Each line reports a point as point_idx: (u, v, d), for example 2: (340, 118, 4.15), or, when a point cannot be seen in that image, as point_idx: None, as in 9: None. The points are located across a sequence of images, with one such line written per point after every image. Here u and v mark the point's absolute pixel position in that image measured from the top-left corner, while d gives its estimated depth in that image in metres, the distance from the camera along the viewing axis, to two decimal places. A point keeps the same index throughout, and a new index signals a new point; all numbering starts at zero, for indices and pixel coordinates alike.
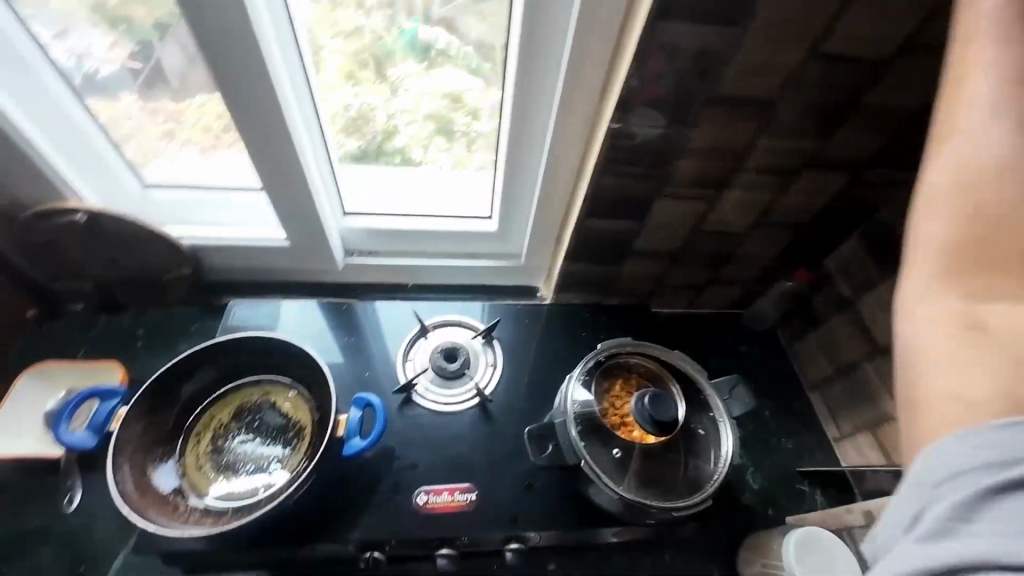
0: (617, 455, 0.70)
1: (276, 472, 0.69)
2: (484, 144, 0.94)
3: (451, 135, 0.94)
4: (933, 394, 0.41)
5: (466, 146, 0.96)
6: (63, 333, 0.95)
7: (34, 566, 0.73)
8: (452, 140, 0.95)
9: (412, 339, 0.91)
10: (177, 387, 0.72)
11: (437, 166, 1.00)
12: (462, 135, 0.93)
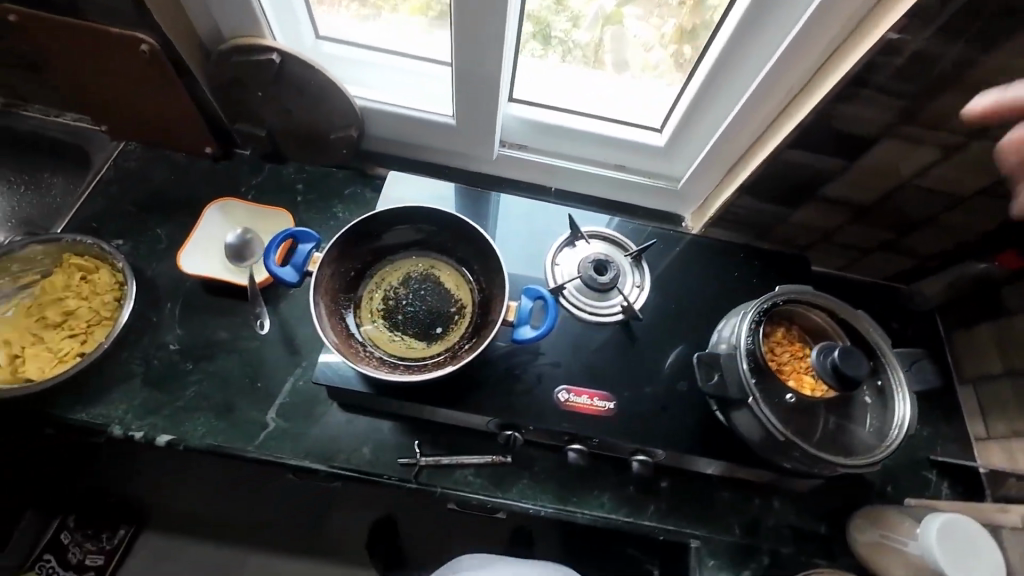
0: (789, 401, 0.68)
1: (441, 341, 0.73)
2: (579, 56, 0.91)
3: (548, 41, 0.88)
4: None
5: (561, 55, 0.91)
6: (234, 173, 1.00)
7: (219, 371, 0.83)
8: (549, 47, 0.89)
9: (562, 243, 0.89)
10: (362, 243, 0.74)
11: (530, 71, 0.94)
12: (559, 43, 0.88)
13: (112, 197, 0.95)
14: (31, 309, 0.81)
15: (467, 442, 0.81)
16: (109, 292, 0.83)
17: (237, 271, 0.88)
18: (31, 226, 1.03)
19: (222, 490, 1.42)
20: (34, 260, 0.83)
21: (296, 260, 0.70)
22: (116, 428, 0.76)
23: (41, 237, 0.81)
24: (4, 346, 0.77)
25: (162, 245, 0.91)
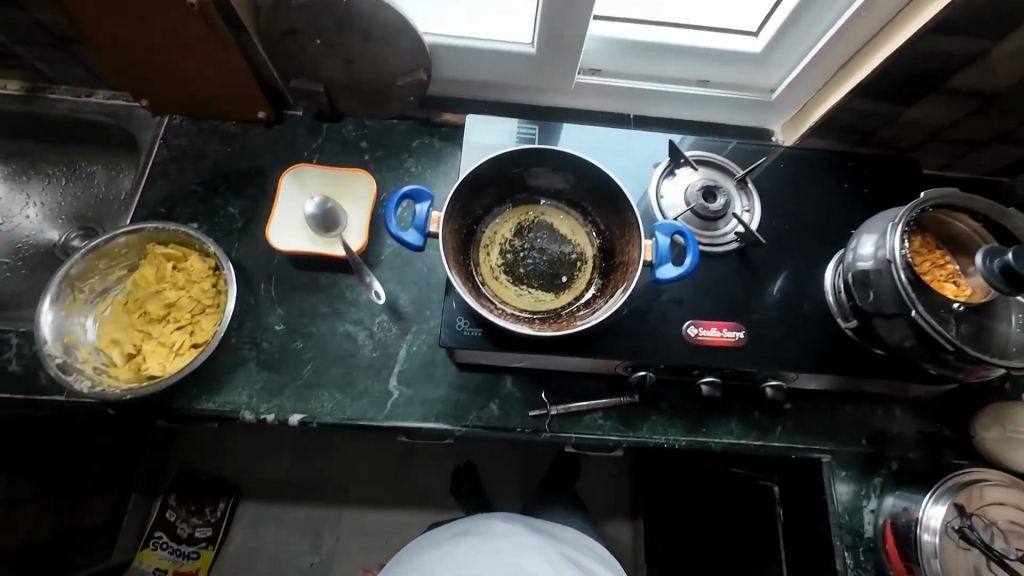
0: (959, 309, 0.66)
1: (569, 289, 0.70)
2: None
3: None
4: None
5: None
6: (292, 136, 0.94)
7: (329, 345, 0.81)
8: None
9: (661, 174, 0.84)
10: (472, 198, 0.70)
11: None
12: None
13: (172, 178, 0.89)
14: (132, 306, 0.78)
15: (590, 387, 0.80)
16: (205, 279, 0.79)
17: (326, 242, 0.83)
18: (83, 220, 1.01)
19: (311, 455, 1.48)
20: (120, 254, 0.80)
21: (416, 222, 0.66)
22: (247, 413, 0.76)
23: (123, 229, 0.77)
24: (117, 346, 0.76)
25: (239, 224, 0.87)
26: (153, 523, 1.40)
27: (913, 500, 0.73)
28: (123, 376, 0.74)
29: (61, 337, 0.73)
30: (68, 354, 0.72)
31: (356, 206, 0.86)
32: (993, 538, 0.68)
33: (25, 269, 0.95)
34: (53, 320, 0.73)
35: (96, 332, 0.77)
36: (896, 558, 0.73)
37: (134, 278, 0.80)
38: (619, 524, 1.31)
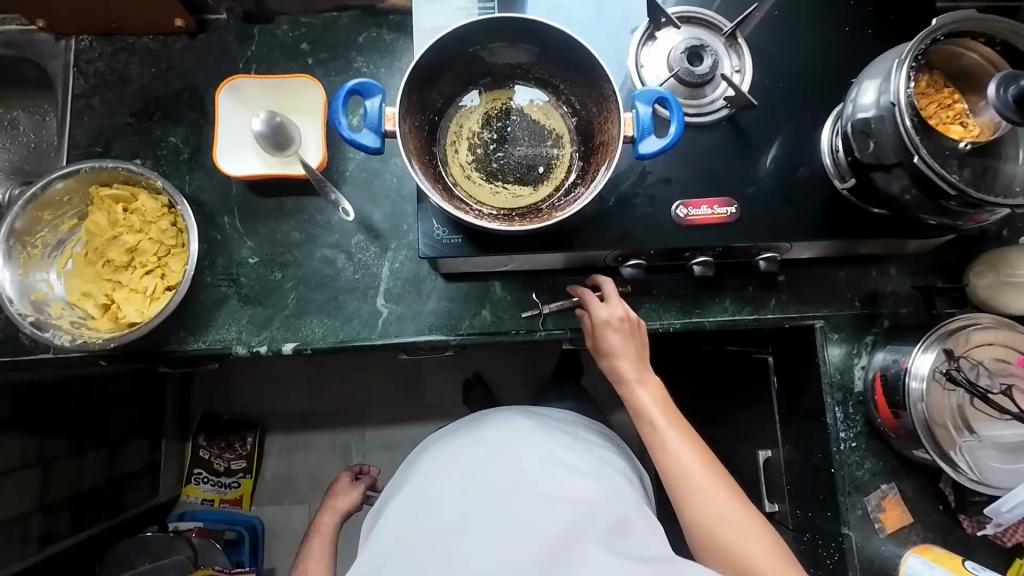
0: (965, 149, 0.61)
1: (548, 179, 0.65)
2: None
3: None
4: (651, 416, 0.69)
5: None
6: (221, 46, 0.82)
7: (309, 271, 0.78)
8: None
9: (640, 40, 0.75)
10: (427, 89, 0.63)
11: None
12: None
13: (100, 112, 0.80)
14: (93, 256, 0.74)
15: (580, 283, 0.79)
16: (162, 218, 0.74)
17: (283, 163, 0.76)
18: (22, 173, 0.93)
19: (325, 381, 1.54)
20: (64, 201, 0.73)
21: (370, 121, 0.59)
22: (238, 347, 0.75)
23: (57, 173, 0.70)
24: (90, 299, 0.73)
25: (186, 154, 0.80)
26: (190, 462, 1.50)
27: (901, 352, 0.74)
28: (102, 327, 0.71)
29: (28, 296, 0.70)
30: (41, 312, 0.70)
31: (306, 117, 0.77)
32: (977, 376, 0.70)
33: None
34: (13, 279, 0.70)
35: (64, 287, 0.74)
36: (882, 406, 0.76)
37: (87, 227, 0.75)
38: (625, 410, 1.38)
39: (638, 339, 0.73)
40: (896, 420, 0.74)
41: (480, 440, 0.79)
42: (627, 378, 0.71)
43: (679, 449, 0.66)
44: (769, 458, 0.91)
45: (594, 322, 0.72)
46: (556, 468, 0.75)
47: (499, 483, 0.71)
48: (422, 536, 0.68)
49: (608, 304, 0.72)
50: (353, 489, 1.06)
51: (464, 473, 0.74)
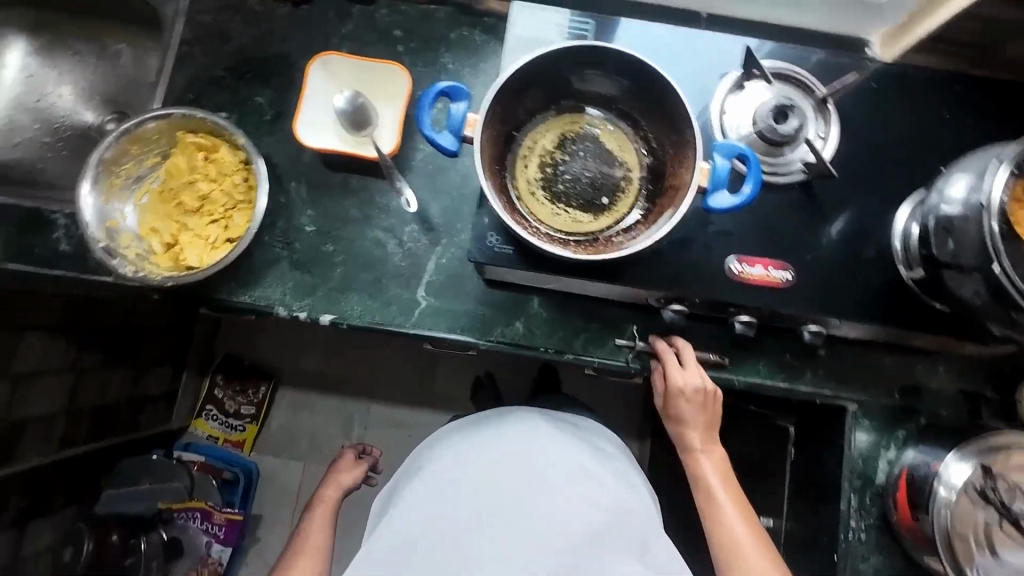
0: None
1: (610, 211, 0.65)
2: None
3: None
4: (707, 482, 0.76)
5: None
6: (320, 20, 0.86)
7: (360, 250, 0.81)
8: None
9: (728, 88, 0.74)
10: (510, 100, 0.63)
11: None
12: None
13: (198, 61, 0.85)
14: (167, 196, 0.78)
15: (616, 314, 0.79)
16: (236, 172, 0.77)
17: (355, 142, 0.79)
18: (116, 102, 1.02)
19: (344, 348, 1.59)
20: (152, 140, 0.78)
21: (452, 124, 0.59)
22: (280, 309, 0.78)
23: (152, 113, 0.74)
24: (157, 235, 0.77)
25: (268, 115, 0.83)
26: (204, 398, 1.58)
27: (934, 454, 0.71)
28: (163, 265, 0.75)
29: (104, 222, 0.75)
30: (112, 239, 0.74)
31: (387, 104, 0.80)
32: (1013, 498, 0.66)
33: (66, 150, 1.00)
34: (94, 204, 0.74)
35: (135, 219, 0.78)
36: (902, 504, 0.73)
37: (167, 167, 0.79)
38: (628, 441, 1.37)
39: (714, 409, 0.76)
40: (915, 522, 0.71)
41: (499, 435, 0.80)
42: (693, 441, 0.77)
43: (734, 520, 0.72)
44: (771, 526, 0.93)
45: (672, 388, 0.74)
46: (574, 475, 0.75)
47: (519, 484, 0.73)
48: (436, 527, 0.70)
49: (687, 372, 0.73)
50: (359, 467, 1.10)
51: (484, 467, 0.75)
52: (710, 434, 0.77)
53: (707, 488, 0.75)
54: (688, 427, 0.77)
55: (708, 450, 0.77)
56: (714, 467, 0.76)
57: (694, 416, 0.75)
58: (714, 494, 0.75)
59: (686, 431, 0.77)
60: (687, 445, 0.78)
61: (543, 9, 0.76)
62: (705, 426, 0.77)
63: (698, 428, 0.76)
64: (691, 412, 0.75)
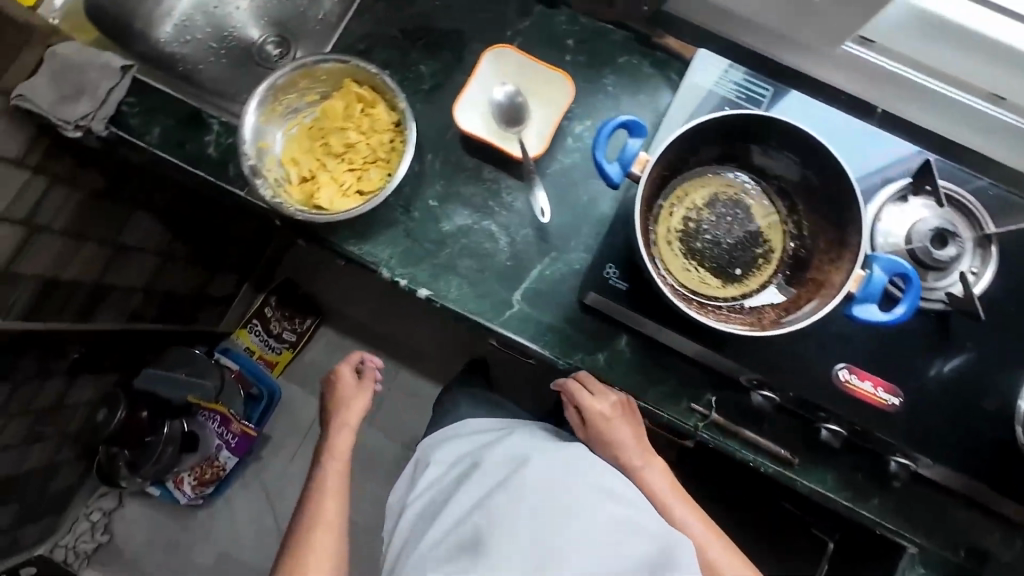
0: None
1: (741, 284, 0.64)
2: None
3: None
4: (657, 491, 0.81)
5: None
6: (501, 9, 0.87)
7: (473, 238, 0.82)
8: None
9: (891, 196, 0.72)
10: (680, 149, 0.63)
11: None
12: None
13: (378, 16, 0.88)
14: (318, 134, 0.82)
15: (697, 377, 0.78)
16: (385, 132, 0.80)
17: (503, 137, 0.81)
18: (282, 27, 1.08)
19: (397, 310, 1.64)
20: (320, 79, 0.81)
21: (623, 160, 0.60)
22: (383, 270, 0.81)
23: (333, 56, 0.77)
24: (297, 167, 0.81)
25: (426, 85, 0.86)
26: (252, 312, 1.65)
27: None
28: (296, 197, 0.79)
29: (258, 142, 0.78)
30: (260, 160, 0.78)
31: (542, 109, 0.81)
32: None
33: (226, 60, 1.06)
34: (254, 123, 0.78)
35: (282, 147, 0.82)
36: None
37: (324, 107, 0.82)
38: None
39: (635, 419, 0.85)
40: None
41: (523, 457, 0.79)
42: (632, 459, 0.83)
43: (692, 524, 0.79)
44: None
45: (590, 415, 0.82)
46: (605, 490, 0.75)
47: (557, 507, 0.72)
48: (497, 531, 0.70)
49: (598, 397, 0.81)
50: (362, 394, 1.00)
51: (520, 493, 0.73)
52: (645, 447, 0.84)
53: (664, 498, 0.81)
54: (618, 446, 0.83)
55: (648, 457, 0.84)
56: (659, 473, 0.83)
57: (618, 432, 0.83)
58: (671, 502, 0.81)
59: (619, 451, 0.83)
60: (626, 464, 0.83)
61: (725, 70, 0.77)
62: (635, 437, 0.84)
63: (633, 444, 0.83)
64: (615, 432, 0.82)
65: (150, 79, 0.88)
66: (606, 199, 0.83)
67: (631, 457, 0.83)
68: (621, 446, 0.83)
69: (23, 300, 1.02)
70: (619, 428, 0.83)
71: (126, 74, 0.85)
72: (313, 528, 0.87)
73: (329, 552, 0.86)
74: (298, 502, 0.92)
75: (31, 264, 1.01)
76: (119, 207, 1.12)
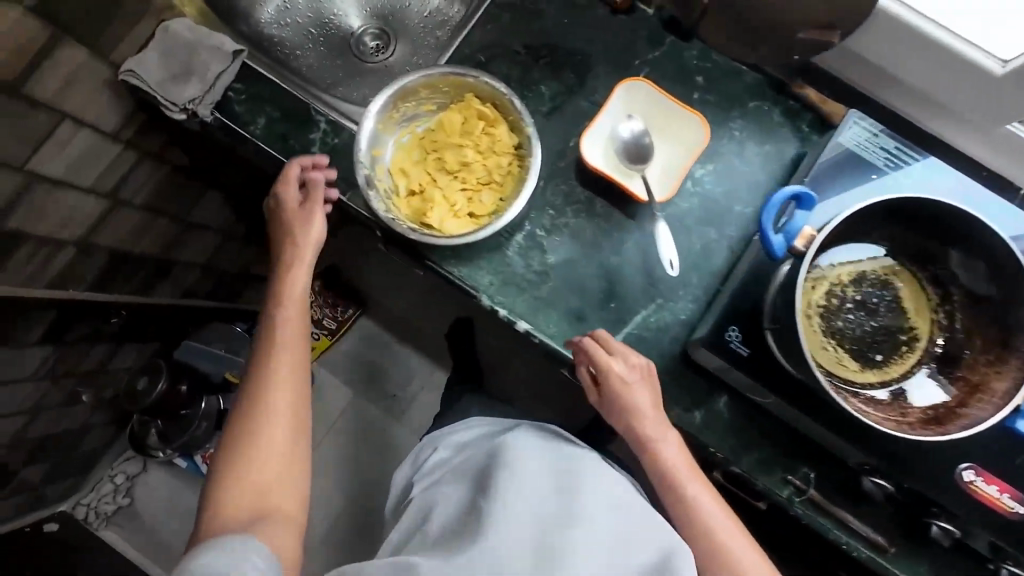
0: None
1: (881, 370, 0.61)
2: None
3: None
4: (673, 472, 0.71)
5: None
6: (631, 35, 0.83)
7: (577, 274, 0.79)
8: None
9: None
10: (844, 224, 0.59)
11: None
12: None
13: (501, 27, 0.83)
14: (431, 147, 0.78)
15: (796, 446, 0.75)
16: (504, 154, 0.76)
17: (627, 174, 0.77)
18: (385, 20, 1.04)
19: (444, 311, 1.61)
20: (441, 89, 0.77)
21: (787, 230, 0.57)
22: (483, 296, 0.78)
23: (462, 70, 0.73)
24: (406, 179, 0.78)
25: (545, 107, 0.82)
26: None
27: None
28: (403, 211, 0.75)
29: (372, 149, 0.75)
30: (372, 169, 0.74)
31: (669, 150, 0.77)
32: None
33: (323, 48, 1.02)
34: (372, 129, 0.75)
35: (391, 155, 0.78)
36: None
37: (439, 120, 0.79)
38: None
39: (655, 386, 0.73)
40: None
41: (521, 454, 0.74)
42: (651, 433, 0.71)
43: (707, 509, 0.70)
44: None
45: (608, 377, 0.72)
46: (601, 498, 0.70)
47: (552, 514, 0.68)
48: (496, 512, 0.67)
49: (620, 351, 0.72)
50: (309, 216, 0.76)
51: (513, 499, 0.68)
52: (664, 417, 0.72)
53: (675, 482, 0.71)
54: (636, 411, 0.71)
55: (668, 430, 0.72)
56: (677, 451, 0.72)
57: (633, 396, 0.71)
58: (690, 488, 0.71)
59: (636, 419, 0.71)
60: (641, 436, 0.71)
61: (856, 150, 0.74)
62: (654, 404, 0.72)
63: (652, 418, 0.72)
64: (635, 394, 0.71)
65: (256, 65, 0.85)
66: (721, 249, 0.79)
67: (648, 428, 0.71)
68: (640, 416, 0.71)
69: (95, 272, 1.00)
70: (638, 391, 0.72)
71: (235, 58, 0.81)
72: (249, 374, 0.73)
73: (276, 443, 0.71)
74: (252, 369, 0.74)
75: (108, 238, 0.98)
76: (195, 185, 1.10)
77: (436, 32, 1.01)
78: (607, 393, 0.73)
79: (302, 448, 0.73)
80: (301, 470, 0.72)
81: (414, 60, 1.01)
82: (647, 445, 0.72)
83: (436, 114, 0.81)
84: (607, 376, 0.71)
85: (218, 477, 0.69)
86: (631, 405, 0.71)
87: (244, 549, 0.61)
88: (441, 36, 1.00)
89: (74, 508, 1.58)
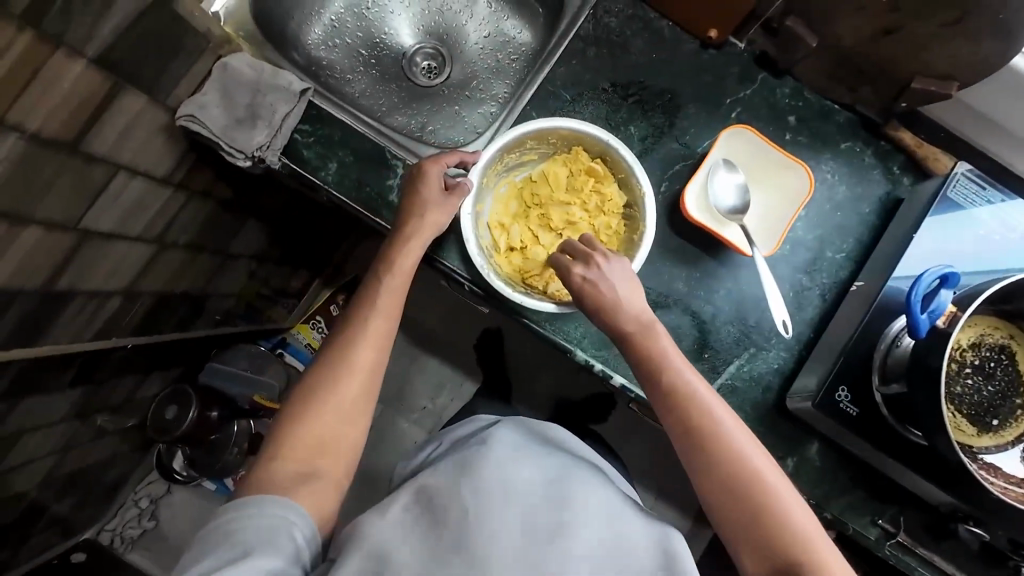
0: None
1: (998, 434, 0.63)
2: None
3: None
4: (697, 401, 0.60)
5: None
6: (722, 72, 0.79)
7: (671, 325, 0.77)
8: None
9: None
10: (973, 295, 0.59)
11: None
12: None
13: (586, 61, 0.79)
14: (533, 201, 0.79)
15: (886, 493, 0.76)
16: (613, 215, 0.76)
17: (727, 225, 0.75)
18: (439, 39, 0.97)
19: None
20: (549, 143, 0.76)
21: (932, 308, 0.59)
22: (578, 352, 0.75)
23: (578, 128, 0.72)
24: (506, 235, 0.77)
25: (634, 149, 0.78)
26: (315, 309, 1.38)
27: None
28: (505, 268, 0.75)
29: (476, 206, 0.75)
30: (476, 226, 0.74)
31: (766, 198, 0.76)
32: None
33: (375, 71, 0.94)
34: (477, 185, 0.74)
35: (490, 209, 0.78)
36: None
37: (541, 172, 0.78)
38: None
39: (641, 293, 0.66)
40: None
41: (494, 441, 0.62)
42: (654, 352, 0.63)
43: (741, 442, 0.58)
44: None
45: (587, 285, 0.65)
46: (603, 497, 0.58)
47: (547, 507, 0.54)
48: (479, 506, 0.53)
49: (608, 260, 0.66)
50: (452, 211, 0.70)
51: (496, 489, 0.55)
52: (669, 339, 0.64)
53: (701, 421, 0.59)
54: (636, 331, 0.64)
55: (672, 348, 0.64)
56: (697, 381, 0.62)
57: (621, 302, 0.64)
58: (726, 427, 0.59)
59: (637, 342, 0.64)
60: (647, 359, 0.63)
61: (965, 206, 0.72)
62: (649, 321, 0.64)
63: (653, 340, 0.63)
64: (625, 306, 0.64)
65: (320, 101, 0.78)
66: (813, 297, 0.78)
67: (652, 347, 0.63)
68: (626, 328, 0.64)
69: (138, 317, 0.93)
70: (628, 296, 0.64)
71: (302, 98, 0.76)
72: (351, 343, 0.66)
73: (346, 399, 0.65)
74: (325, 351, 0.67)
75: (152, 279, 0.90)
76: (236, 216, 1.03)
77: (497, 55, 0.95)
78: (593, 308, 0.65)
79: (357, 429, 0.65)
80: (321, 451, 0.62)
81: (474, 84, 0.94)
82: (647, 365, 0.63)
83: (535, 164, 0.80)
84: (582, 285, 0.65)
85: (293, 419, 0.63)
86: (622, 319, 0.64)
87: (264, 509, 0.56)
88: (504, 59, 0.94)
89: (98, 535, 1.27)
